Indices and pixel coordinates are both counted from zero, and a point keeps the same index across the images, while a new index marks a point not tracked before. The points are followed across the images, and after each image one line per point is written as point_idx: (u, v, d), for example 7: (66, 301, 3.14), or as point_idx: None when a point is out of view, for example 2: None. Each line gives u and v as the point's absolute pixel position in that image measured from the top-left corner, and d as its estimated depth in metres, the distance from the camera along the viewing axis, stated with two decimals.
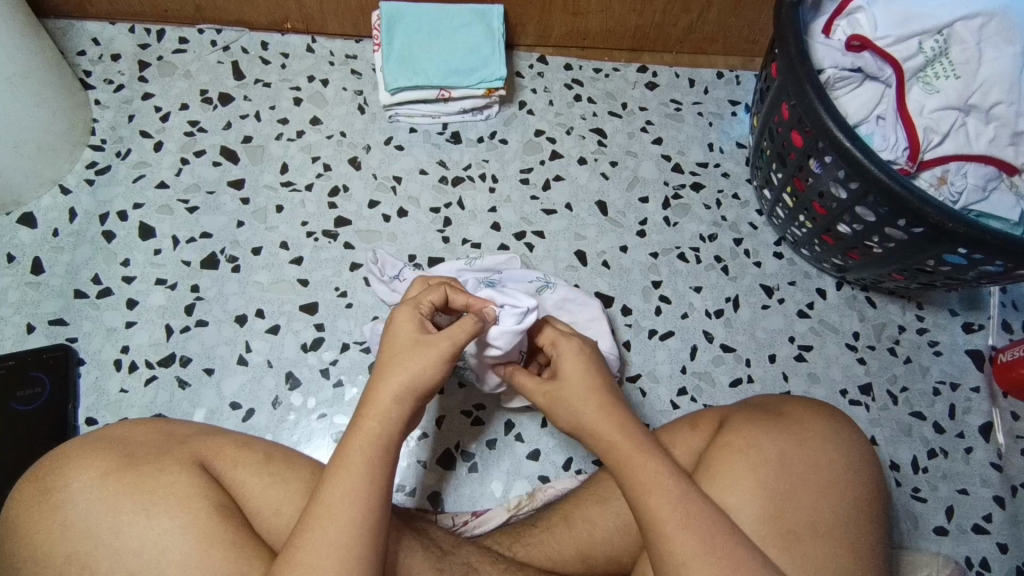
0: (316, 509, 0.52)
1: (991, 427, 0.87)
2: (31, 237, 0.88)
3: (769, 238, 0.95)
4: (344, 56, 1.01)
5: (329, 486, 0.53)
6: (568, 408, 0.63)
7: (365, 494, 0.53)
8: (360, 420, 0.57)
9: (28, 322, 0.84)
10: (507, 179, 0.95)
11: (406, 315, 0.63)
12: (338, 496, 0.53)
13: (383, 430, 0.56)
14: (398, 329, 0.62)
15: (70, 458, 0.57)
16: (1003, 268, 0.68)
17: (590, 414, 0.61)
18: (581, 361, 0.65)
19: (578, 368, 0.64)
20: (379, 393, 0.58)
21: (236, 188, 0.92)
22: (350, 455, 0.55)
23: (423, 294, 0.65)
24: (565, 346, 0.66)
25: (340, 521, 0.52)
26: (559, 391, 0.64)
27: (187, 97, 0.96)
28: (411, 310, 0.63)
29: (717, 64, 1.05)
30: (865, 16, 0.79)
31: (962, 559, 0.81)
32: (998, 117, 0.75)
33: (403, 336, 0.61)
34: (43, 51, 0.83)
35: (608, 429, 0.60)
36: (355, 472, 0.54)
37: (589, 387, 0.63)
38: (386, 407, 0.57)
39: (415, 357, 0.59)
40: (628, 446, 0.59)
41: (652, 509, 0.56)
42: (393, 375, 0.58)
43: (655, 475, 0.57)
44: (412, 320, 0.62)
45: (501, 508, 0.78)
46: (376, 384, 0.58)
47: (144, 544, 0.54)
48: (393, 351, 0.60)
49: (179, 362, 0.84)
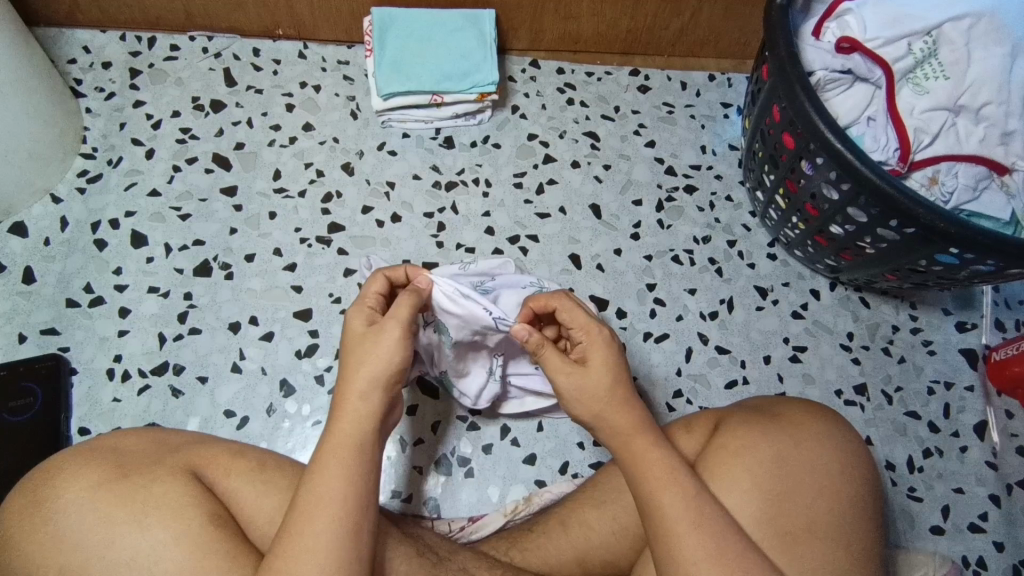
0: (300, 514, 0.52)
1: (985, 425, 0.87)
2: (22, 246, 0.88)
3: (763, 239, 0.95)
4: (336, 62, 1.01)
5: (310, 488, 0.53)
6: (590, 400, 0.61)
7: (336, 499, 0.52)
8: (333, 423, 0.57)
9: (20, 332, 0.83)
10: (501, 184, 0.95)
11: (355, 313, 0.63)
12: (322, 502, 0.52)
13: (356, 432, 0.56)
14: (350, 328, 0.62)
15: (61, 469, 0.57)
16: (994, 267, 0.68)
17: (605, 409, 0.60)
18: (596, 345, 0.62)
19: (602, 357, 0.62)
20: (352, 394, 0.57)
21: (228, 195, 0.92)
22: (332, 459, 0.54)
23: (367, 288, 0.65)
24: (591, 336, 0.63)
25: (317, 527, 0.51)
26: (583, 377, 0.61)
27: (179, 104, 0.96)
28: (359, 310, 0.63)
29: (709, 67, 1.05)
30: (854, 18, 0.79)
31: (959, 558, 0.81)
32: (987, 117, 0.76)
33: (353, 333, 0.61)
34: (35, 58, 0.83)
35: (622, 426, 0.60)
36: (340, 479, 0.53)
37: (614, 380, 0.61)
38: (365, 407, 0.57)
39: (369, 347, 0.59)
40: (641, 443, 0.59)
41: (664, 509, 0.56)
42: (358, 373, 0.58)
43: (667, 474, 0.57)
44: (362, 316, 0.62)
45: (497, 512, 0.78)
46: (343, 386, 0.58)
47: (136, 556, 0.53)
48: (349, 350, 0.60)
49: (173, 371, 0.83)
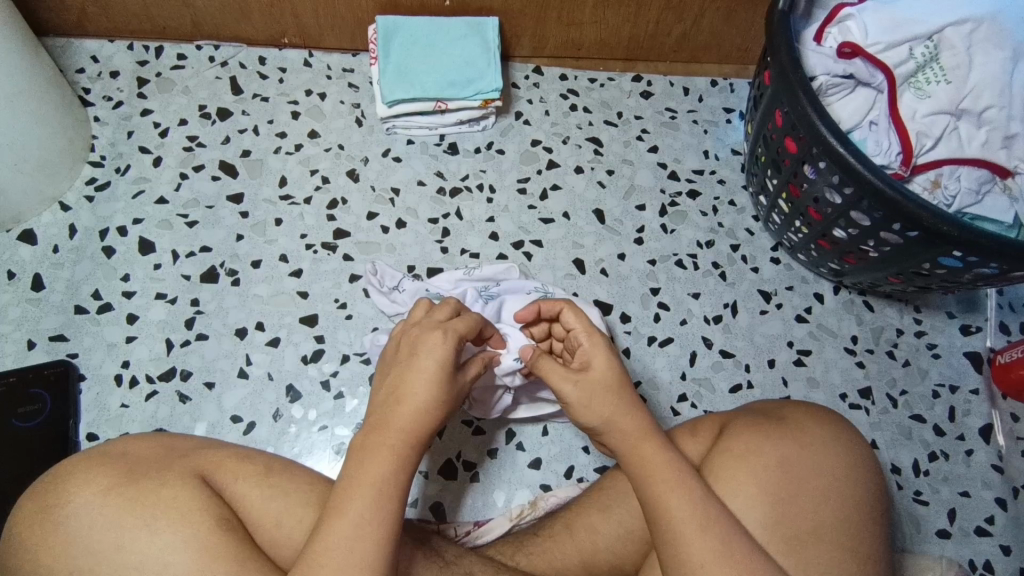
0: (334, 523, 0.52)
1: (991, 428, 0.87)
2: (31, 254, 0.88)
3: (766, 244, 0.96)
4: (341, 70, 1.01)
5: (347, 501, 0.53)
6: (601, 403, 0.61)
7: (377, 512, 0.53)
8: (365, 437, 0.57)
9: (29, 339, 0.84)
10: (505, 189, 0.96)
11: (436, 337, 0.61)
12: (359, 512, 0.53)
13: (401, 447, 0.57)
14: (429, 356, 0.60)
15: (70, 476, 0.57)
16: (998, 270, 0.69)
17: (612, 411, 0.61)
18: (615, 370, 0.63)
19: (607, 362, 0.63)
20: (397, 411, 0.58)
21: (235, 202, 0.93)
22: (359, 471, 0.55)
23: (456, 322, 0.64)
24: (592, 341, 0.64)
25: (352, 537, 0.52)
26: (590, 386, 0.62)
27: (186, 112, 0.97)
28: (447, 337, 0.62)
29: (710, 73, 1.06)
30: (855, 23, 0.79)
31: (966, 561, 0.81)
32: (989, 120, 0.76)
33: (431, 362, 0.60)
34: (43, 67, 0.84)
35: (631, 432, 0.60)
36: (368, 488, 0.54)
37: (620, 384, 0.62)
38: (405, 424, 0.57)
39: (438, 389, 0.59)
40: (650, 447, 0.59)
41: (671, 511, 0.56)
42: (415, 401, 0.58)
43: (677, 478, 0.57)
44: (449, 348, 0.61)
45: (503, 517, 0.78)
46: (393, 409, 0.58)
47: (146, 560, 0.54)
48: (412, 377, 0.59)
49: (180, 376, 0.84)
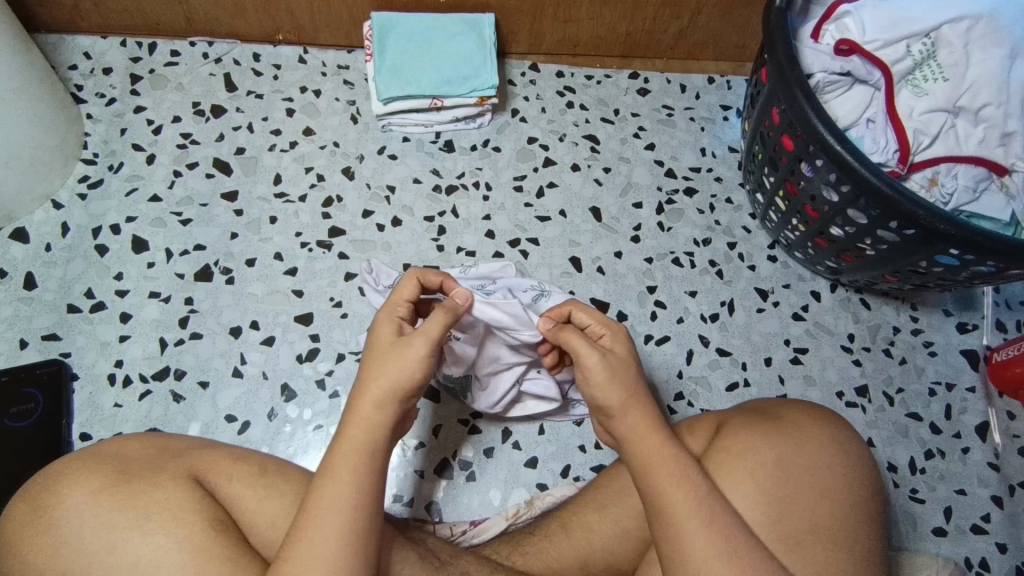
0: (312, 517, 0.52)
1: (987, 426, 0.87)
2: (23, 253, 0.88)
3: (763, 241, 0.96)
4: (336, 66, 1.01)
5: (319, 494, 0.53)
6: (616, 387, 0.60)
7: (351, 505, 0.53)
8: (344, 430, 0.56)
9: (21, 338, 0.84)
10: (501, 187, 0.95)
11: (383, 321, 0.61)
12: (341, 508, 0.52)
13: (368, 437, 0.56)
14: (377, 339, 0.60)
15: (64, 475, 0.57)
16: (994, 268, 0.69)
17: (626, 400, 0.60)
18: (633, 359, 0.63)
19: (626, 354, 0.63)
20: (367, 400, 0.57)
21: (229, 200, 0.92)
22: (338, 464, 0.54)
23: (398, 296, 0.63)
24: (611, 331, 0.64)
25: (329, 533, 0.51)
26: (613, 369, 0.60)
27: (180, 109, 0.96)
28: (388, 318, 0.61)
29: (707, 70, 1.05)
30: (853, 19, 0.79)
31: (962, 559, 0.81)
32: (987, 118, 0.76)
33: (383, 343, 0.60)
34: (36, 64, 0.83)
35: (641, 426, 0.59)
36: (346, 482, 0.53)
37: (630, 370, 0.61)
38: (373, 411, 0.56)
39: (395, 360, 0.58)
40: (656, 440, 0.59)
41: (677, 509, 0.56)
42: (375, 381, 0.57)
43: (680, 472, 0.57)
44: (391, 325, 0.61)
45: (500, 517, 0.77)
46: (360, 397, 0.57)
47: (139, 560, 0.53)
48: (373, 357, 0.59)
49: (174, 376, 0.83)
